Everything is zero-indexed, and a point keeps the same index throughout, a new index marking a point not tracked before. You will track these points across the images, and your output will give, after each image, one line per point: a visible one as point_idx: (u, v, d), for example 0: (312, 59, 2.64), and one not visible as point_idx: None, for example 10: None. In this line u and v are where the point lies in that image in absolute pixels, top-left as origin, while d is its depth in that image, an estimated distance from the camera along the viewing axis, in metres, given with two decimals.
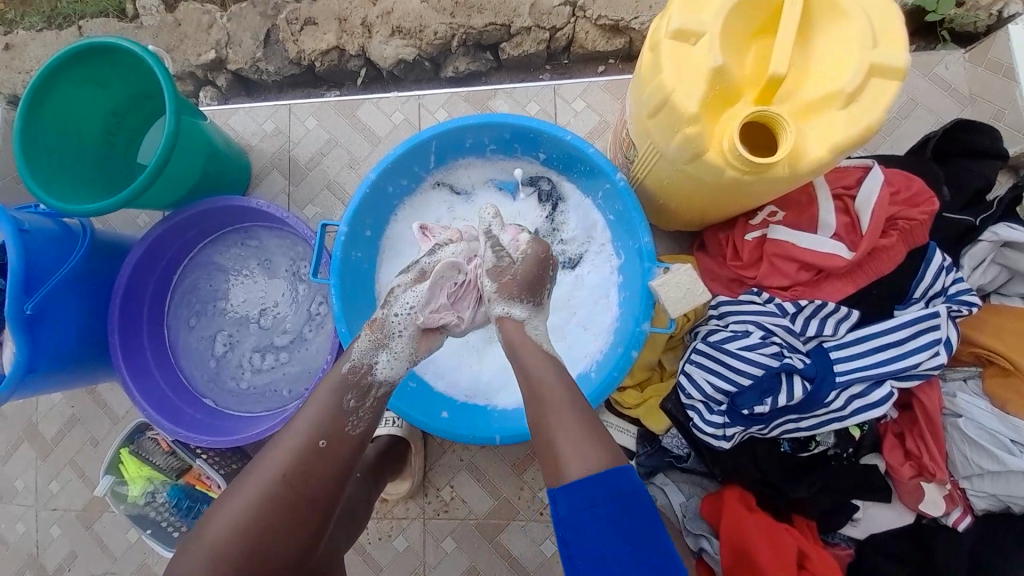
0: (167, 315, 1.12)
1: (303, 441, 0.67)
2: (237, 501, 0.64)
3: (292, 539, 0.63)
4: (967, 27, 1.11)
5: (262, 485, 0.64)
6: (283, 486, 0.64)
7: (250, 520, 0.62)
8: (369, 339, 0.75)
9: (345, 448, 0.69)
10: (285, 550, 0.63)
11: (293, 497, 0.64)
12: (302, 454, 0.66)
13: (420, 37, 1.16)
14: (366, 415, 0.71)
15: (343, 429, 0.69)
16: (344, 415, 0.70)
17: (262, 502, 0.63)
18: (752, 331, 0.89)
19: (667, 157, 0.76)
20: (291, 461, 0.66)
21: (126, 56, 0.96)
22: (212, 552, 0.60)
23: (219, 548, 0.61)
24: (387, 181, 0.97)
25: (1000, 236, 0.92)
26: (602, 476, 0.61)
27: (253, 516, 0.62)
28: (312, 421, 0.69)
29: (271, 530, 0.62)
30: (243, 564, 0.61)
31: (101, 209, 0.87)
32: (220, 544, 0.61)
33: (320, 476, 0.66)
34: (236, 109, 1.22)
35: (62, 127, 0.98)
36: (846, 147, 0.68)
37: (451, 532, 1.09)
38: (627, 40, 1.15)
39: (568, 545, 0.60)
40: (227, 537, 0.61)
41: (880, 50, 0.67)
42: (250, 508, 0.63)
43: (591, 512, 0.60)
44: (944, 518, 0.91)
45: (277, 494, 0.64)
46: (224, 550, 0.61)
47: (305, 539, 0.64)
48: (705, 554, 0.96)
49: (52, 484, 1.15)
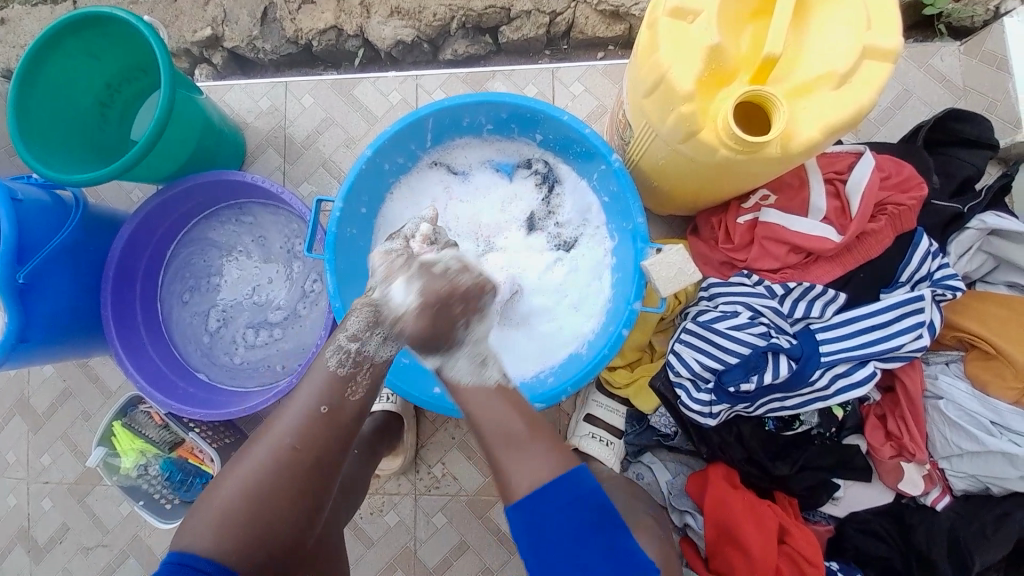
0: (161, 290, 1.12)
1: (305, 414, 0.68)
2: (245, 465, 0.65)
3: (296, 509, 0.65)
4: (963, 21, 1.12)
5: (266, 453, 0.65)
6: (289, 454, 0.65)
7: (262, 489, 0.64)
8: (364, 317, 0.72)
9: (345, 414, 0.69)
10: (295, 513, 0.65)
11: (296, 465, 0.65)
12: (305, 420, 0.67)
13: (419, 19, 1.15)
14: (365, 382, 0.71)
15: (343, 396, 0.70)
16: (342, 382, 0.70)
17: (268, 469, 0.65)
18: (741, 311, 0.91)
19: (661, 136, 0.78)
20: (296, 432, 0.66)
21: (119, 26, 0.95)
22: (216, 518, 0.62)
23: (224, 515, 0.62)
24: (384, 158, 0.97)
25: (987, 225, 0.94)
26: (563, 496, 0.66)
27: (264, 483, 0.64)
28: (310, 388, 0.70)
29: (282, 496, 0.64)
30: (252, 528, 0.62)
31: (94, 179, 0.87)
32: (230, 509, 0.63)
33: (321, 444, 0.67)
34: (232, 86, 1.22)
35: (55, 97, 0.97)
36: (837, 129, 0.69)
37: (442, 508, 1.10)
38: (627, 26, 1.15)
39: (532, 558, 0.65)
40: (238, 506, 0.63)
41: (873, 33, 0.69)
42: (260, 479, 0.64)
43: (546, 526, 0.65)
44: (922, 498, 0.94)
45: (283, 463, 0.65)
46: (230, 516, 0.62)
47: (311, 506, 0.66)
48: (689, 531, 0.98)
49: (44, 458, 1.16)
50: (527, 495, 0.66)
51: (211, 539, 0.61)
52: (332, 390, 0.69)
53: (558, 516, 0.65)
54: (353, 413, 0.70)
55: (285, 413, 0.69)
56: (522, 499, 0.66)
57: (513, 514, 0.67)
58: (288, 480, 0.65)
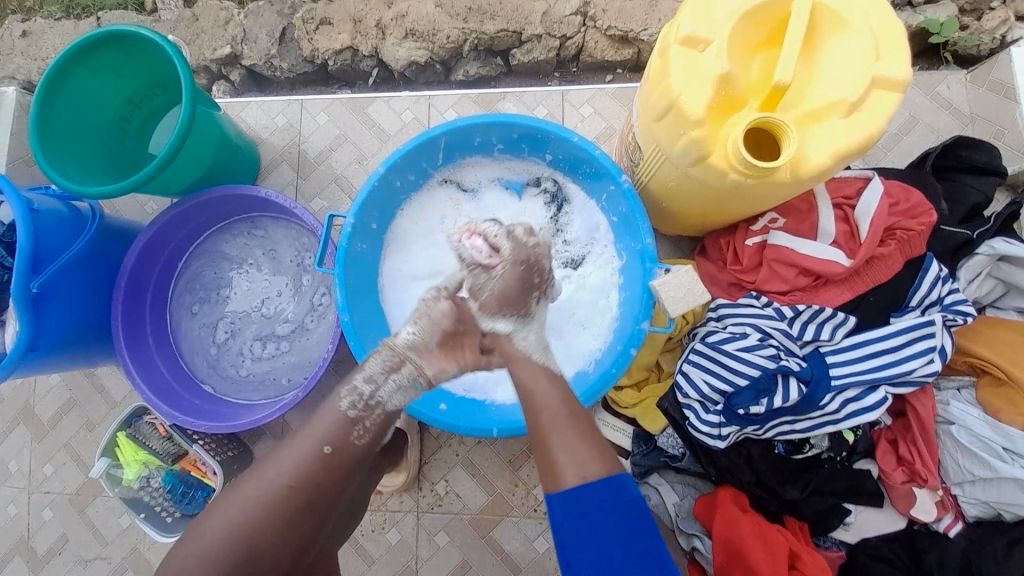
0: (171, 301, 1.13)
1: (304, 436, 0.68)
2: (235, 498, 0.64)
3: (289, 539, 0.65)
4: (968, 49, 1.13)
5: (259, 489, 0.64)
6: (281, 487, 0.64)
7: (253, 523, 0.63)
8: (383, 360, 0.73)
9: (349, 453, 0.69)
10: (286, 545, 0.65)
11: (282, 496, 0.64)
12: (305, 460, 0.66)
13: (433, 41, 1.18)
14: (375, 425, 0.71)
15: (349, 439, 0.69)
16: (350, 423, 0.70)
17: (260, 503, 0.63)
18: (750, 333, 0.90)
19: (671, 159, 0.79)
20: (296, 465, 0.66)
21: (144, 45, 0.98)
22: (200, 556, 0.61)
23: (207, 552, 0.61)
24: (396, 176, 0.99)
25: (997, 250, 0.94)
26: (599, 489, 0.63)
27: (257, 518, 0.63)
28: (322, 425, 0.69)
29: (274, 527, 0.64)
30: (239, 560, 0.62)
31: (112, 192, 0.88)
32: (216, 544, 0.61)
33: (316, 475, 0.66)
34: (249, 103, 1.25)
35: (78, 110, 1.00)
36: (846, 155, 0.70)
37: (444, 527, 1.09)
38: (635, 50, 1.18)
39: (564, 549, 0.63)
40: (224, 539, 0.62)
41: (881, 64, 0.70)
42: (251, 507, 0.63)
43: (585, 519, 0.62)
44: (934, 524, 0.92)
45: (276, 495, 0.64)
46: (218, 549, 0.61)
47: (304, 537, 0.66)
48: (697, 554, 0.96)
49: (46, 467, 1.15)
50: (576, 485, 0.63)
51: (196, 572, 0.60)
52: (338, 431, 0.69)
53: (595, 518, 0.62)
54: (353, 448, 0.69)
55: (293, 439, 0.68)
56: (569, 489, 0.64)
57: (554, 501, 0.64)
58: (281, 517, 0.64)
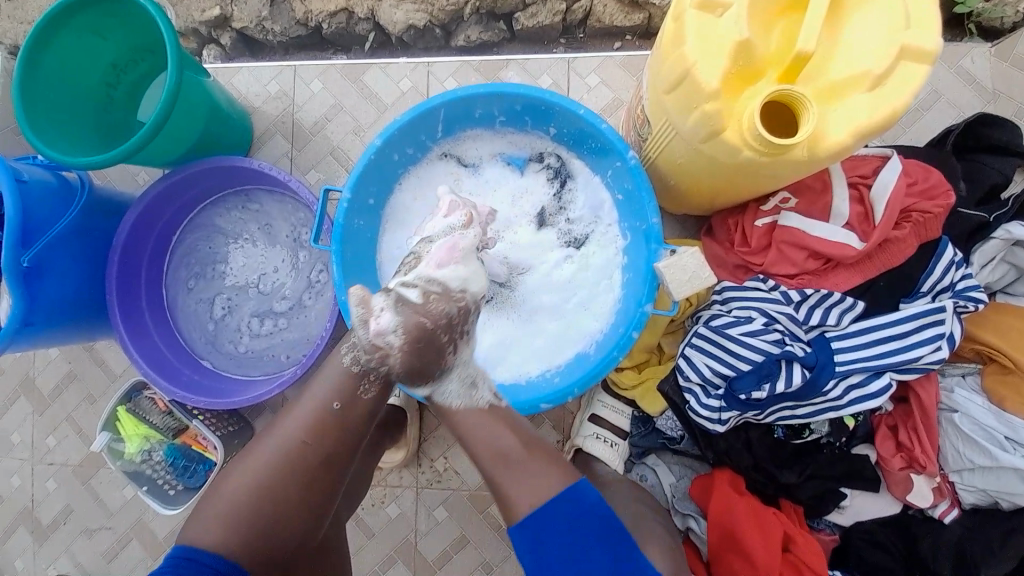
0: (166, 276, 1.11)
1: (310, 411, 0.69)
2: (246, 470, 0.67)
3: (303, 508, 0.67)
4: (992, 21, 1.06)
5: (266, 460, 0.67)
6: (297, 452, 0.67)
7: (268, 487, 0.65)
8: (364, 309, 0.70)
9: (356, 411, 0.70)
10: (300, 514, 0.67)
11: (290, 468, 0.66)
12: (316, 416, 0.69)
13: (432, 3, 1.11)
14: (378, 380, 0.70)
15: (356, 394, 0.70)
16: (356, 380, 0.69)
17: (281, 472, 0.67)
18: (755, 317, 0.89)
19: (682, 134, 0.75)
20: (308, 426, 0.68)
21: (127, 6, 0.92)
22: (221, 518, 0.64)
23: (228, 514, 0.64)
24: (393, 149, 0.95)
25: (1013, 234, 0.91)
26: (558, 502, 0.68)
27: (270, 481, 0.66)
28: (323, 384, 0.71)
29: (287, 490, 0.66)
30: (254, 523, 0.64)
31: (99, 163, 0.85)
32: (234, 506, 0.64)
33: (329, 439, 0.69)
34: (240, 69, 1.19)
35: (62, 76, 0.95)
36: (868, 132, 0.66)
37: (443, 502, 1.10)
38: (645, 16, 1.12)
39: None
40: (242, 502, 0.64)
41: (912, 31, 0.65)
42: (267, 474, 0.66)
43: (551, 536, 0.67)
44: (930, 510, 0.92)
45: (287, 462, 0.67)
46: (234, 510, 0.64)
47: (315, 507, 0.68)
48: (692, 534, 0.97)
49: (49, 439, 1.16)
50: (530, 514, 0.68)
51: (219, 536, 0.63)
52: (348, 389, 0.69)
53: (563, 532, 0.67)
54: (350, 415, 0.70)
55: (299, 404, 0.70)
56: (525, 518, 0.68)
57: (517, 534, 0.68)
58: (294, 492, 0.66)
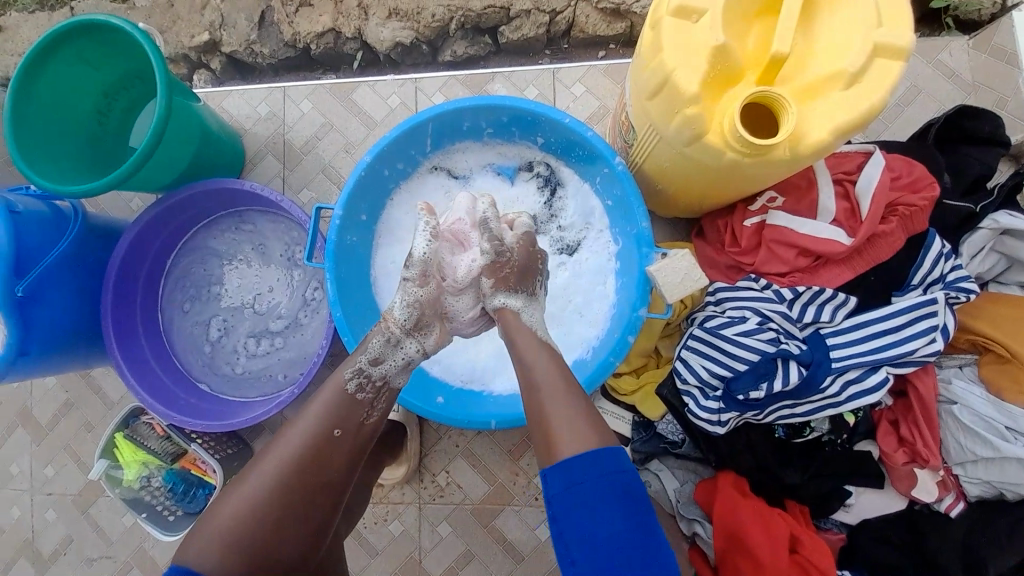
0: (161, 300, 1.11)
1: (309, 426, 0.69)
2: (242, 494, 0.65)
3: (302, 528, 0.66)
4: (969, 14, 1.09)
5: (262, 484, 0.65)
6: (298, 472, 0.66)
7: (264, 511, 0.64)
8: (384, 339, 0.77)
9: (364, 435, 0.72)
10: (300, 537, 0.66)
11: (291, 488, 0.66)
12: (314, 437, 0.69)
13: (418, 20, 1.14)
14: (382, 404, 0.75)
15: (360, 421, 0.73)
16: (358, 406, 0.73)
17: (274, 486, 0.65)
18: (749, 317, 0.89)
19: (667, 139, 0.76)
20: (304, 447, 0.68)
21: (117, 35, 0.94)
22: (218, 544, 0.62)
23: (225, 538, 0.62)
24: (383, 164, 0.96)
25: (1000, 224, 0.92)
26: (587, 459, 0.60)
27: (271, 502, 0.65)
28: (321, 406, 0.71)
29: (286, 518, 0.65)
30: (253, 548, 0.63)
31: (90, 190, 0.85)
32: (234, 527, 0.63)
33: (329, 460, 0.68)
34: (230, 92, 1.20)
35: (54, 107, 0.96)
36: (848, 129, 0.67)
37: (447, 517, 1.09)
38: (628, 24, 1.14)
39: (557, 522, 0.60)
40: (242, 525, 0.63)
41: (885, 30, 0.67)
42: (260, 496, 0.65)
43: (577, 493, 0.59)
44: (936, 504, 0.92)
45: (288, 482, 0.66)
46: (235, 534, 0.63)
47: (313, 532, 0.68)
48: (698, 539, 0.96)
49: (47, 469, 1.15)
50: (571, 457, 0.61)
51: (215, 559, 0.61)
52: (342, 411, 0.71)
53: (589, 493, 0.59)
54: (356, 428, 0.72)
55: (297, 420, 0.70)
56: (564, 460, 0.61)
57: (551, 475, 0.61)
58: (293, 513, 0.66)
